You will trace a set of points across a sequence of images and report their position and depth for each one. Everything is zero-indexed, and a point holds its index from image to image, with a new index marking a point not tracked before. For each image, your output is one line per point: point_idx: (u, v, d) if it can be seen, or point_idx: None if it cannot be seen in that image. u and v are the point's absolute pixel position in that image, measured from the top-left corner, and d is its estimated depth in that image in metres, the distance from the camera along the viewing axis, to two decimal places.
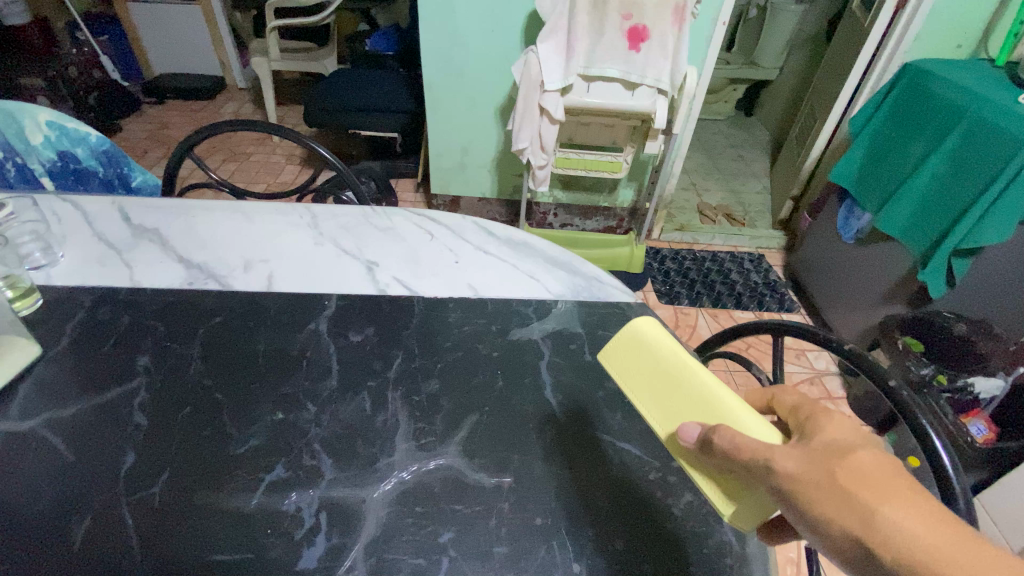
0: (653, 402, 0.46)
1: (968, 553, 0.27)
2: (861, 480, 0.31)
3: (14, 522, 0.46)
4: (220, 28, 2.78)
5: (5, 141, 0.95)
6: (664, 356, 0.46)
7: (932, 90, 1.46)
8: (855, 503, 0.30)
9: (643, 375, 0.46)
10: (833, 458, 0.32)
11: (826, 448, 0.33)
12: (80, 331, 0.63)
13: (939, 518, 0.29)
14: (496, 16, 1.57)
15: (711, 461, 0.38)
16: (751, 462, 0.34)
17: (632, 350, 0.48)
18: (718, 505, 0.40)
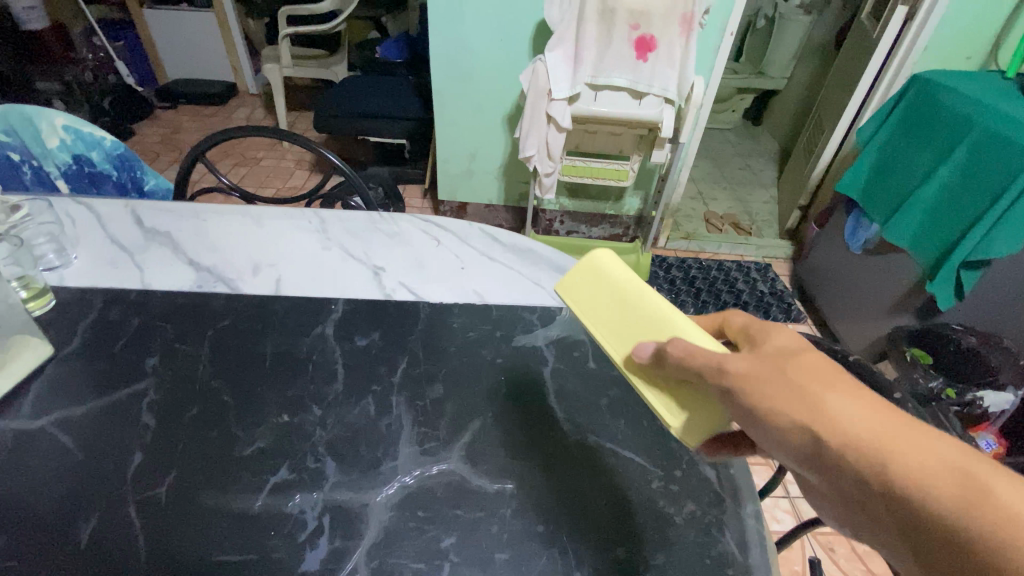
0: (610, 328, 0.49)
1: (909, 432, 0.29)
2: (807, 375, 0.33)
3: (24, 519, 0.47)
4: (233, 34, 2.82)
5: (22, 145, 0.98)
6: (620, 284, 0.51)
7: (942, 101, 1.46)
8: (801, 392, 0.32)
9: (602, 303, 0.50)
10: (780, 360, 0.35)
11: (774, 354, 0.36)
12: (91, 332, 0.65)
13: (881, 405, 0.31)
14: (505, 25, 1.58)
15: (666, 371, 0.42)
16: (705, 367, 0.38)
17: (591, 283, 0.52)
18: (668, 417, 0.43)
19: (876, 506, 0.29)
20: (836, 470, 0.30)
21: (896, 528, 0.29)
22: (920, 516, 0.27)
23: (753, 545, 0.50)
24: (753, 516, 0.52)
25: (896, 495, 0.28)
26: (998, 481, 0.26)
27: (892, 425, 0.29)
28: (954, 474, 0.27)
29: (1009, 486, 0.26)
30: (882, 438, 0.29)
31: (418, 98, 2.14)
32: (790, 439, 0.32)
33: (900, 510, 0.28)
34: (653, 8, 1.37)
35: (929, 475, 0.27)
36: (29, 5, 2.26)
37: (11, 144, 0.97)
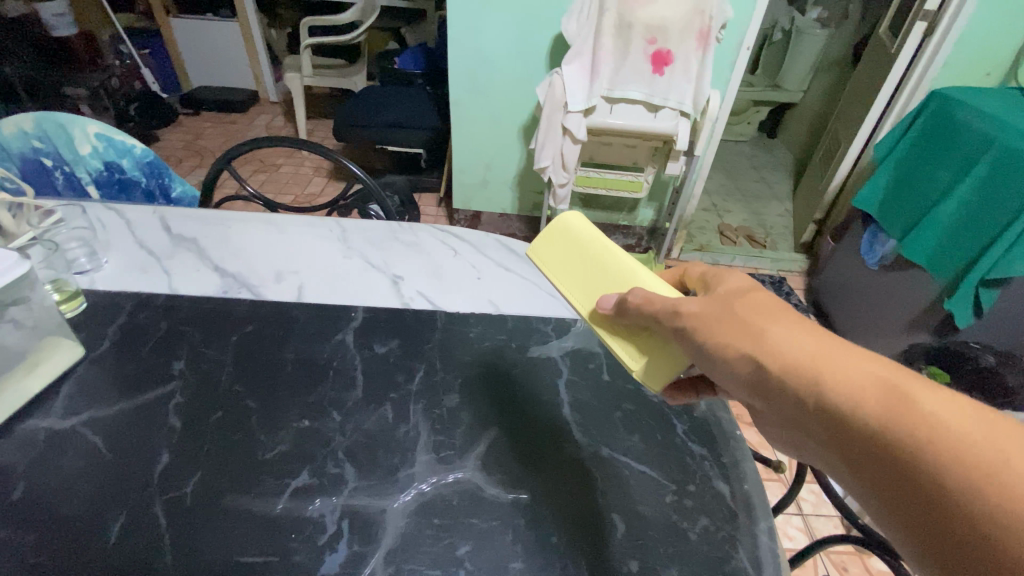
0: (578, 285, 0.54)
1: (839, 352, 0.35)
2: (754, 313, 0.39)
3: (55, 516, 0.49)
4: (255, 44, 2.89)
5: (56, 151, 1.02)
6: (588, 245, 0.56)
7: (961, 118, 1.45)
8: (751, 327, 0.39)
9: (572, 264, 0.55)
10: (731, 301, 0.41)
11: (725, 296, 0.42)
12: (120, 335, 0.67)
13: (818, 335, 0.37)
14: (523, 37, 1.61)
15: (626, 318, 0.47)
16: (663, 311, 0.43)
17: (564, 248, 0.57)
18: (629, 361, 0.48)
19: (812, 419, 0.35)
20: (780, 390, 0.36)
21: (830, 437, 0.34)
22: (845, 421, 0.33)
23: (767, 563, 0.50)
24: (766, 533, 0.52)
25: (827, 405, 0.34)
26: (906, 386, 0.32)
27: (826, 350, 0.36)
28: (879, 385, 0.33)
29: (915, 390, 0.32)
30: (815, 361, 0.35)
31: (436, 108, 2.17)
32: (741, 368, 0.38)
33: (831, 418, 0.34)
34: (670, 22, 1.39)
35: (853, 387, 0.33)
36: (59, 12, 2.32)
37: (44, 149, 1.01)
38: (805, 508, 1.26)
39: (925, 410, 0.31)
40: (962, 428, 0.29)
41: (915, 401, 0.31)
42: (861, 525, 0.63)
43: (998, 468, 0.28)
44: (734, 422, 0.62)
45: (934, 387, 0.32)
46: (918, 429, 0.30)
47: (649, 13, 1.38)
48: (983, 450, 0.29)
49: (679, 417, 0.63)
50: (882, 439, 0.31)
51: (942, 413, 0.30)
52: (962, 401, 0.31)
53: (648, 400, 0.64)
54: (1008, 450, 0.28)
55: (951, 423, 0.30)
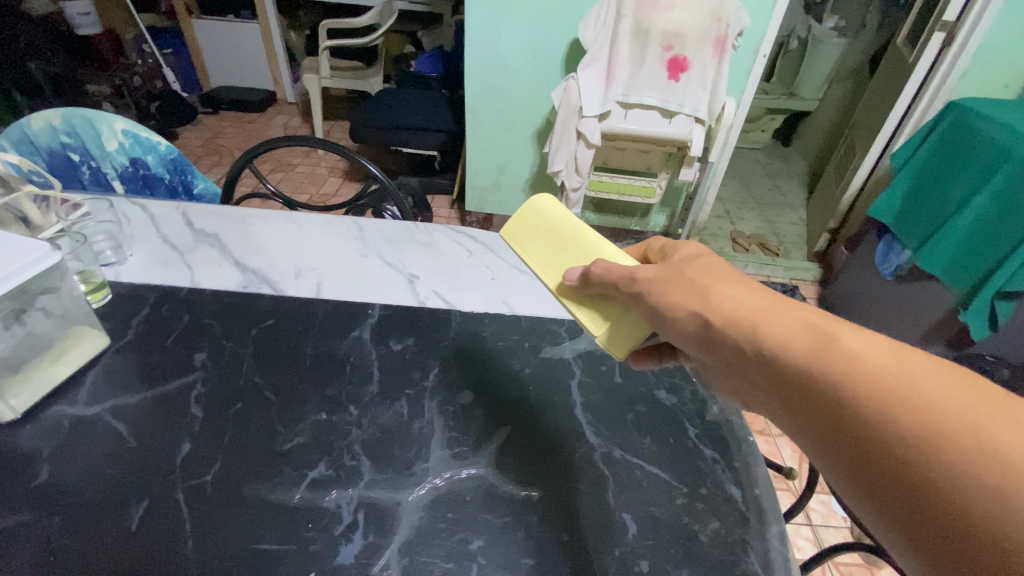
0: (545, 261, 0.56)
1: (774, 302, 0.36)
2: (700, 274, 0.41)
3: (80, 500, 0.50)
4: (275, 45, 2.93)
5: (83, 146, 1.04)
6: (555, 221, 0.58)
7: (979, 130, 1.44)
8: (694, 286, 0.40)
9: (540, 240, 0.58)
10: (681, 266, 0.43)
11: (679, 262, 0.44)
12: (144, 327, 0.68)
13: (755, 288, 0.38)
14: (540, 42, 1.62)
15: (587, 287, 0.50)
16: (620, 279, 0.46)
17: (533, 224, 0.59)
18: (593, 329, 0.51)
19: (748, 369, 0.35)
20: (720, 343, 0.37)
21: (765, 387, 0.35)
22: (776, 365, 0.33)
23: (777, 568, 0.50)
24: (778, 537, 0.52)
25: (759, 352, 0.34)
26: (833, 328, 0.32)
27: (761, 300, 0.36)
28: (806, 329, 0.33)
29: (839, 330, 0.32)
30: (750, 312, 0.36)
31: (451, 111, 2.19)
32: (685, 324, 0.40)
33: (763, 366, 0.34)
34: (687, 29, 1.39)
35: (782, 333, 0.34)
36: (84, 12, 2.42)
37: (71, 144, 1.04)
38: (814, 519, 1.25)
39: (846, 347, 0.31)
40: (880, 362, 0.29)
41: (840, 340, 0.31)
42: None
43: (915, 396, 0.28)
44: (746, 427, 0.62)
45: (857, 326, 0.32)
46: (840, 366, 0.30)
47: (666, 20, 1.39)
48: (900, 381, 0.28)
49: (691, 421, 0.63)
50: (808, 380, 0.32)
51: (864, 350, 0.30)
52: (885, 338, 0.31)
53: (661, 403, 0.65)
54: (925, 379, 0.28)
55: (868, 357, 0.30)
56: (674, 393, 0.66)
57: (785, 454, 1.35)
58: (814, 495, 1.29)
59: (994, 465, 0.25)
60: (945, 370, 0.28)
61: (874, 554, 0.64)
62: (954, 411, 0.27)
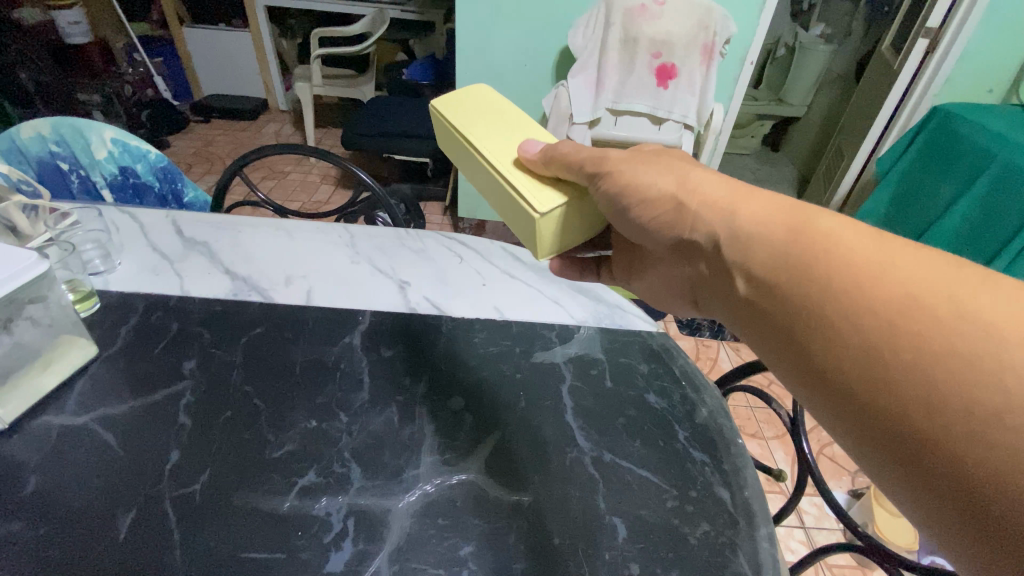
0: (490, 137, 0.57)
1: (756, 196, 0.43)
2: (683, 171, 0.48)
3: (66, 512, 0.50)
4: (266, 53, 2.92)
5: (71, 155, 1.04)
6: (504, 111, 0.61)
7: (962, 133, 1.46)
8: (677, 179, 0.47)
9: (488, 120, 0.59)
10: (646, 159, 0.50)
11: (645, 156, 0.51)
12: (133, 336, 0.68)
13: (739, 184, 0.45)
14: (530, 51, 1.64)
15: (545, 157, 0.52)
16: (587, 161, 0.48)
17: (476, 107, 0.61)
18: (540, 193, 0.51)
19: (720, 249, 0.43)
20: (696, 228, 0.45)
21: (733, 263, 0.42)
22: (750, 243, 0.41)
23: (767, 568, 0.50)
24: (767, 539, 0.53)
25: (734, 233, 0.42)
26: (814, 215, 0.39)
27: (748, 193, 0.44)
28: (786, 215, 0.40)
29: (820, 217, 0.39)
30: (732, 201, 0.43)
31: None
32: (661, 207, 0.47)
33: (736, 244, 0.42)
34: (675, 37, 1.41)
35: (760, 218, 0.41)
36: (75, 21, 2.40)
37: (61, 153, 1.03)
38: (807, 521, 1.25)
39: (823, 229, 0.38)
40: (852, 240, 0.36)
41: (818, 225, 0.39)
42: (861, 533, 0.63)
43: (876, 266, 0.35)
44: (735, 429, 0.63)
45: (835, 212, 0.39)
46: (817, 241, 0.37)
47: (654, 28, 1.41)
48: (868, 254, 0.35)
49: (680, 424, 0.63)
50: (781, 252, 0.39)
51: (838, 231, 0.37)
52: (860, 227, 0.38)
53: (650, 407, 0.65)
54: (889, 256, 0.35)
55: (843, 237, 0.37)
56: (664, 397, 0.66)
57: (777, 457, 1.35)
58: (806, 499, 1.31)
59: (940, 321, 0.31)
60: (913, 250, 0.35)
61: (863, 555, 0.64)
62: (911, 280, 0.33)
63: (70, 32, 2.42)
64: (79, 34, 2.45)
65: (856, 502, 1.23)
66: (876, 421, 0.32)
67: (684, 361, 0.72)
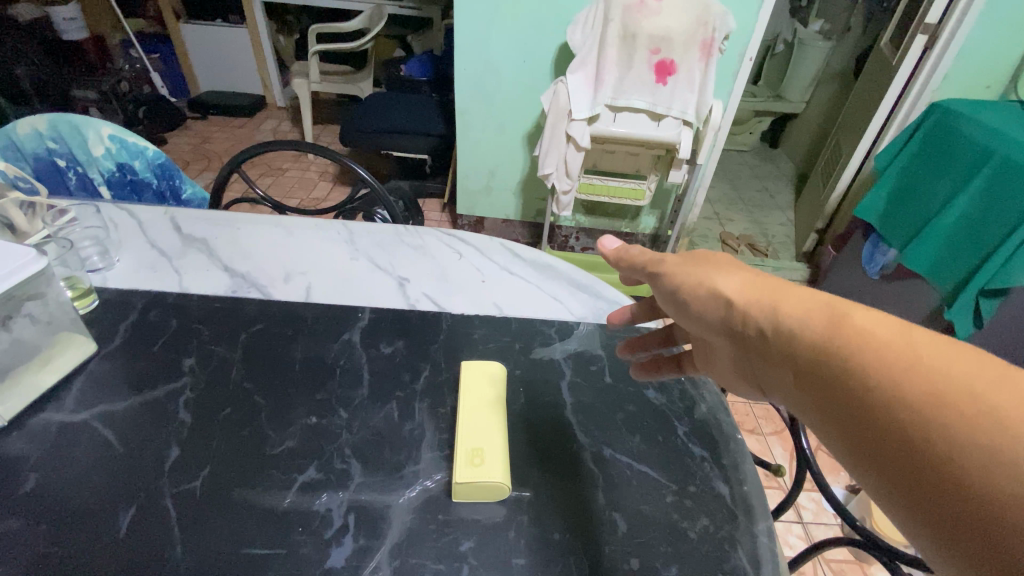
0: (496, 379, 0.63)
1: (786, 288, 0.34)
2: (701, 264, 0.41)
3: (67, 507, 0.50)
4: (263, 49, 2.91)
5: (69, 151, 1.04)
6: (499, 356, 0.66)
7: (961, 130, 1.46)
8: (698, 275, 0.40)
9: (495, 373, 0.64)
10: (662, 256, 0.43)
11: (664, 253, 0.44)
12: (132, 332, 0.68)
13: (763, 277, 0.37)
14: (528, 47, 1.64)
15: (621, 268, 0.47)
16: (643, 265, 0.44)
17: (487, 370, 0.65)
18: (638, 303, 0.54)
19: (726, 328, 0.37)
20: (733, 326, 0.37)
21: (748, 344, 0.36)
22: (790, 349, 0.32)
23: (765, 563, 0.51)
24: (766, 533, 0.53)
25: (733, 308, 0.36)
26: (848, 308, 0.31)
27: (738, 265, 0.39)
28: (820, 310, 0.32)
29: (854, 311, 0.30)
30: (726, 274, 0.38)
31: (441, 114, 2.20)
32: (693, 304, 0.40)
33: (739, 324, 0.36)
34: (674, 33, 1.41)
35: (759, 292, 0.36)
36: (71, 17, 2.40)
37: (58, 149, 1.03)
38: (805, 516, 1.26)
39: (825, 298, 0.32)
40: (898, 342, 0.28)
41: (818, 296, 0.33)
42: (860, 527, 0.63)
43: (898, 338, 0.28)
44: (734, 425, 0.63)
45: (870, 307, 0.30)
46: (859, 345, 0.29)
47: (653, 24, 1.40)
48: (882, 324, 0.29)
49: (680, 419, 0.64)
50: (822, 363, 0.30)
51: (878, 331, 0.29)
52: (903, 319, 0.29)
53: (649, 402, 0.65)
54: (950, 362, 0.26)
55: (884, 339, 0.28)
56: (663, 392, 0.67)
57: (776, 452, 1.36)
58: (803, 493, 1.31)
59: None
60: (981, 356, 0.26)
61: (862, 549, 0.64)
62: (940, 352, 0.27)
63: (65, 28, 2.41)
64: (75, 31, 2.44)
65: (853, 497, 1.23)
66: (950, 535, 0.24)
67: None
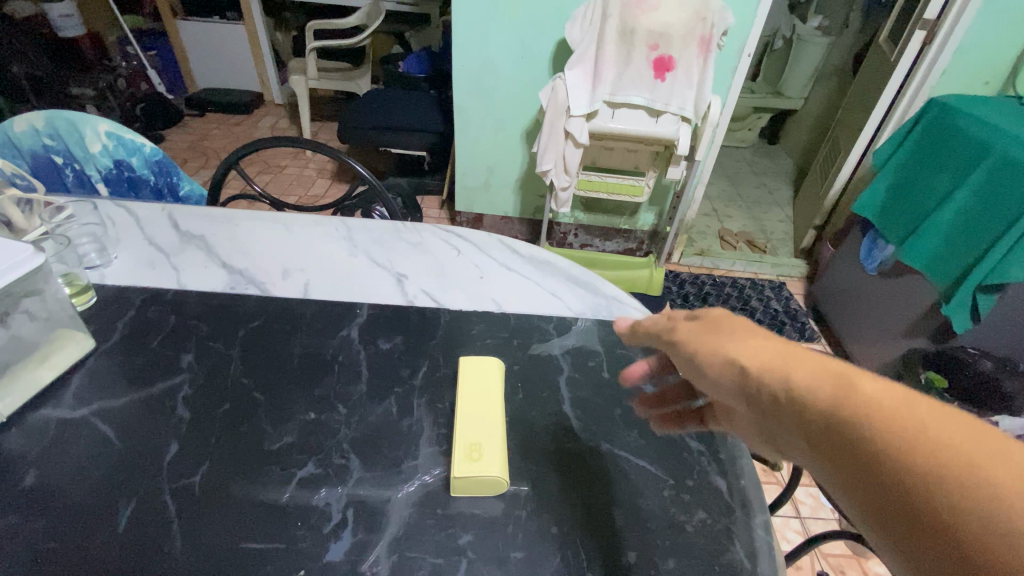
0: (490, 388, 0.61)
1: (789, 351, 0.32)
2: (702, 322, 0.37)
3: (67, 502, 0.50)
4: (261, 46, 2.90)
5: (67, 149, 1.04)
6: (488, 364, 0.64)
7: (958, 126, 1.47)
8: (698, 335, 0.37)
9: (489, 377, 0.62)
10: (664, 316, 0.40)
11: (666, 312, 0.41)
12: (130, 330, 0.68)
13: (765, 337, 0.34)
14: (526, 43, 1.63)
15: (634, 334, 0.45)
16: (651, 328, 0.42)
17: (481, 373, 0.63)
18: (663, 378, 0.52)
19: (728, 392, 0.34)
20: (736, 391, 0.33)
21: (753, 410, 0.33)
22: (797, 419, 0.29)
23: (762, 556, 0.51)
24: (763, 527, 0.54)
25: (734, 372, 0.33)
26: (855, 376, 0.28)
27: (739, 323, 0.36)
28: (826, 375, 0.29)
29: (862, 379, 0.28)
30: (726, 334, 0.35)
31: (439, 111, 2.19)
32: (694, 367, 0.37)
33: (741, 389, 0.33)
34: (672, 29, 1.41)
35: (758, 354, 0.32)
36: (67, 14, 2.36)
37: (55, 147, 1.03)
38: (803, 511, 1.27)
39: (831, 363, 0.30)
40: (913, 418, 0.25)
41: (824, 361, 0.30)
42: None
43: (909, 412, 0.26)
44: None
45: (880, 375, 0.28)
46: (871, 419, 0.26)
47: (652, 20, 1.40)
48: (892, 396, 0.27)
49: None
50: (833, 437, 0.27)
51: (890, 403, 0.26)
52: (915, 389, 0.27)
53: None
54: (971, 442, 0.24)
55: (897, 411, 0.26)
56: None
57: None
58: (802, 488, 1.31)
59: None
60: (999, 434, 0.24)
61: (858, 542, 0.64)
62: (956, 431, 0.24)
63: (63, 25, 2.38)
64: (72, 27, 2.41)
65: None
66: None
67: None
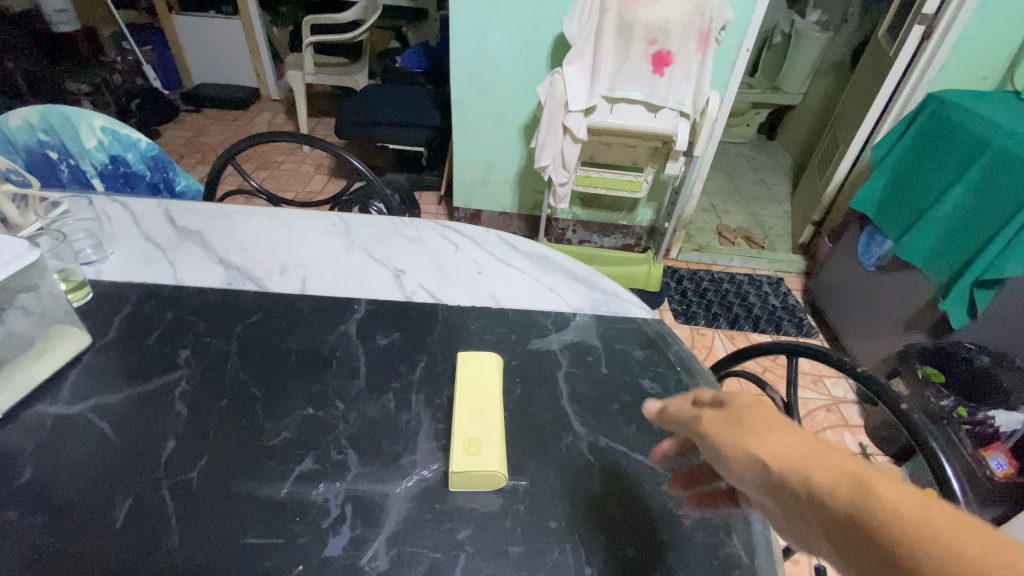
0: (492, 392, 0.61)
1: (812, 450, 0.32)
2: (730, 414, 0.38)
3: (65, 498, 0.50)
4: (257, 41, 2.88)
5: (62, 144, 1.03)
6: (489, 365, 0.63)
7: (956, 120, 1.47)
8: (724, 427, 0.37)
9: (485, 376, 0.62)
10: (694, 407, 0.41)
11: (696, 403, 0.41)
12: (127, 326, 0.67)
13: (791, 433, 0.34)
14: (524, 38, 1.62)
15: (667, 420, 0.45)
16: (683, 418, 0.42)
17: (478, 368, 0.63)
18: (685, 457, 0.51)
19: (755, 487, 0.34)
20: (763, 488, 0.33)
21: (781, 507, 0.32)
22: (823, 520, 0.29)
23: (760, 550, 0.51)
24: (761, 522, 0.54)
25: (759, 469, 0.33)
26: (875, 479, 0.28)
27: (765, 416, 0.36)
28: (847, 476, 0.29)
29: (882, 482, 0.28)
30: (752, 426, 0.36)
31: (437, 107, 2.18)
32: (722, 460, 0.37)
33: (766, 485, 0.33)
34: (671, 24, 1.40)
35: (781, 451, 0.33)
36: (62, 8, 2.38)
37: (49, 142, 1.02)
38: None
39: (853, 463, 0.30)
40: (933, 526, 0.25)
41: (845, 463, 0.30)
42: None
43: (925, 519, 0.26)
44: None
45: (903, 480, 0.28)
46: (892, 525, 0.26)
47: (650, 15, 1.39)
48: (913, 501, 0.27)
49: None
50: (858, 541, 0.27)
51: (912, 510, 0.26)
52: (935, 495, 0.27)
53: (645, 392, 0.65)
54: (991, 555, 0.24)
55: (915, 518, 0.26)
56: (658, 381, 0.67)
57: None
58: None
59: None
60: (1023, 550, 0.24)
61: None
62: (978, 544, 0.24)
63: (59, 20, 2.40)
64: (67, 22, 2.43)
65: None
66: None
67: (679, 347, 0.73)
